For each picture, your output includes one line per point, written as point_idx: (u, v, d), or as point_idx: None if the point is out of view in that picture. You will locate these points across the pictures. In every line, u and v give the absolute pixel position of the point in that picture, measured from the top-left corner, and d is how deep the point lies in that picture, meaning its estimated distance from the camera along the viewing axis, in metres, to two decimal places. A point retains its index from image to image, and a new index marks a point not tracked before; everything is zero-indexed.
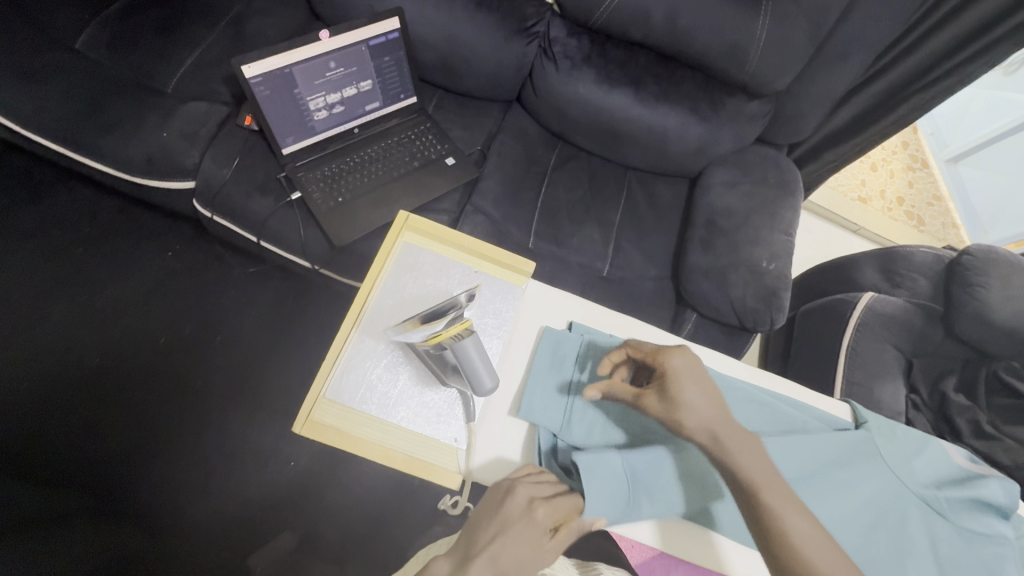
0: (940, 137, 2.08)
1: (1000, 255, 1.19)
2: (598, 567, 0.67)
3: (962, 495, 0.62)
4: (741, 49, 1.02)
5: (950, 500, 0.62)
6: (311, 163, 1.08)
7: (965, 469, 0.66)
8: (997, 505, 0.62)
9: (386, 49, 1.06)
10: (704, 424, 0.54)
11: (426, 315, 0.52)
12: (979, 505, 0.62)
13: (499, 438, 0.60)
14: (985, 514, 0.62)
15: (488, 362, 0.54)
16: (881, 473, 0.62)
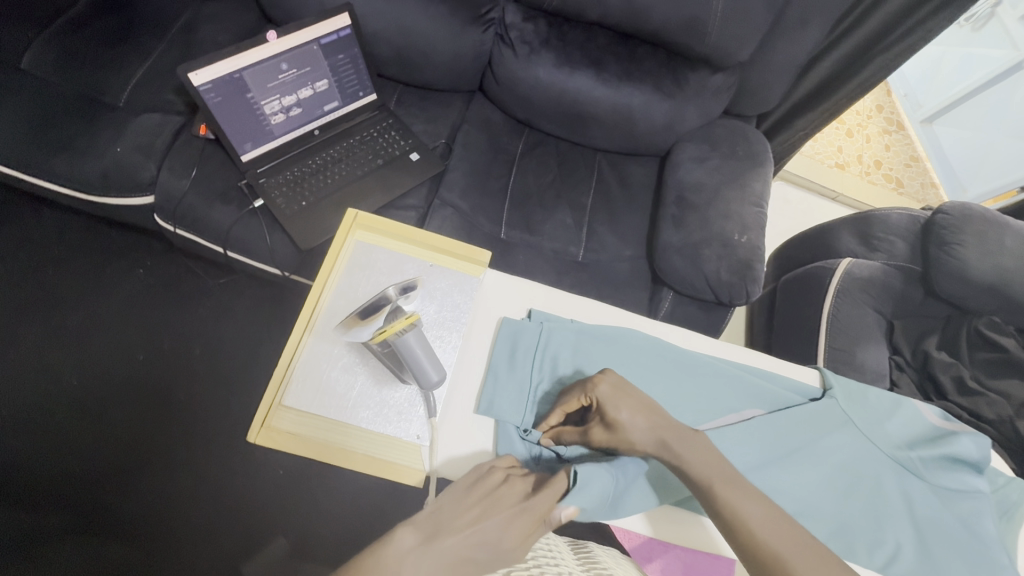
0: (913, 97, 2.09)
1: (973, 212, 1.20)
2: (590, 544, 0.71)
3: (935, 453, 0.63)
4: (698, 22, 1.00)
5: (924, 459, 0.62)
6: (272, 169, 1.06)
7: (939, 426, 0.66)
8: (971, 460, 0.62)
9: (340, 46, 1.04)
10: (653, 433, 0.55)
11: (362, 312, 0.52)
12: (952, 462, 0.63)
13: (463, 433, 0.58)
14: (959, 470, 0.62)
15: (434, 355, 0.53)
16: (853, 439, 0.62)
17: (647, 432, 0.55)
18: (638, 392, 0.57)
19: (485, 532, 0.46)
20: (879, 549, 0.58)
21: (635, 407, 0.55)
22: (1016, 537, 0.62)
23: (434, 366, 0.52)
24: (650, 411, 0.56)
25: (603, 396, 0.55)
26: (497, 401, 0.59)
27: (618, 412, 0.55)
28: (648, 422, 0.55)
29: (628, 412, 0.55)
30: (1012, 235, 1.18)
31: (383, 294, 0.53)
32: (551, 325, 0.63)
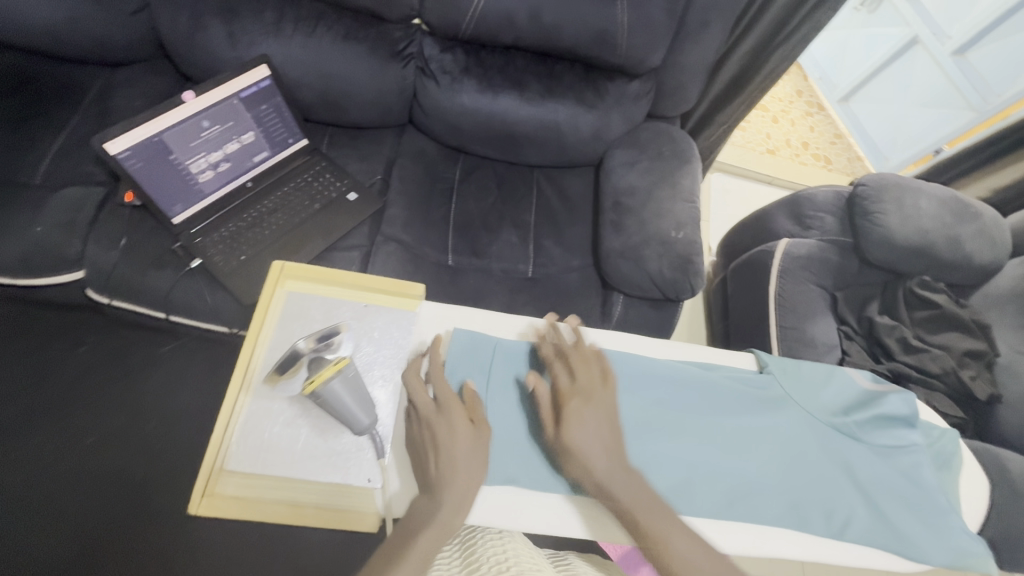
0: (827, 80, 2.21)
1: (890, 181, 1.28)
2: (569, 556, 0.72)
3: (869, 415, 0.67)
4: (607, 36, 1.05)
5: (861, 422, 0.67)
6: (207, 227, 1.04)
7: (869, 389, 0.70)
8: (902, 416, 0.67)
9: (261, 97, 1.04)
10: (586, 468, 0.55)
11: (281, 369, 0.54)
12: (884, 420, 0.67)
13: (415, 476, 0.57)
14: (891, 427, 0.67)
15: (365, 398, 0.53)
16: (792, 412, 0.66)
17: (590, 461, 0.55)
18: (606, 409, 0.57)
19: (459, 467, 0.52)
20: (835, 517, 0.61)
21: (595, 428, 0.56)
22: (956, 483, 0.66)
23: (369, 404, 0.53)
24: (609, 435, 0.56)
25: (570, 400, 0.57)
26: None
27: (569, 418, 0.55)
28: (602, 454, 0.55)
29: (591, 437, 0.55)
30: (926, 197, 1.26)
31: (290, 351, 0.53)
32: (482, 351, 0.64)
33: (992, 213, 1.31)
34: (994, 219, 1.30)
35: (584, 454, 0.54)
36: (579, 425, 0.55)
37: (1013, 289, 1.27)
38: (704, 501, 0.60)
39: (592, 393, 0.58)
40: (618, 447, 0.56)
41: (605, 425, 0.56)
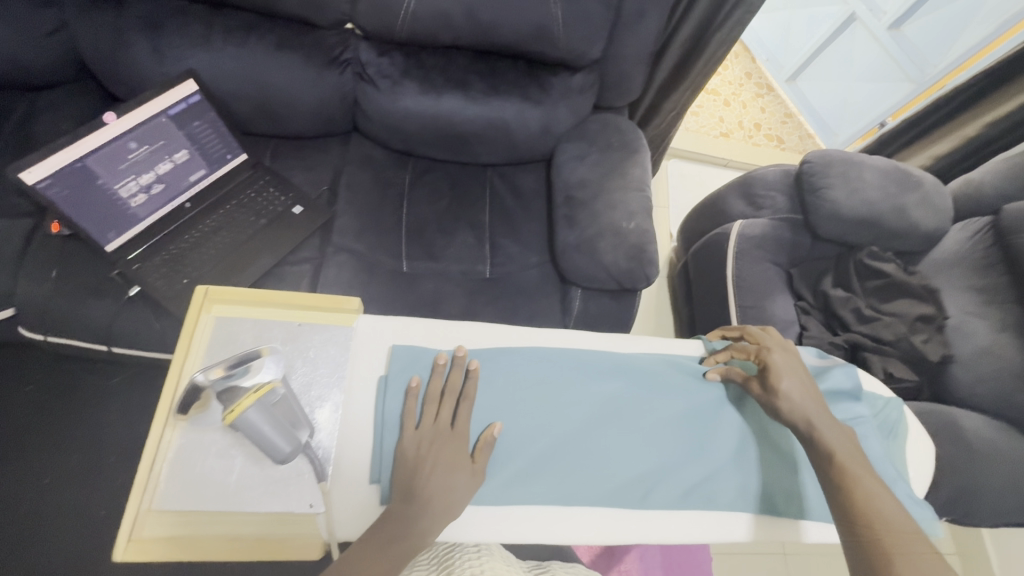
0: (775, 60, 2.25)
1: (833, 157, 1.30)
2: (551, 565, 0.70)
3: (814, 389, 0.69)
4: (544, 29, 1.04)
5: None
6: (145, 252, 1.00)
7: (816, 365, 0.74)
8: (846, 390, 0.70)
9: (192, 113, 1.00)
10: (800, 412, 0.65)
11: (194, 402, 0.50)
12: (830, 393, 0.70)
13: (356, 497, 0.56)
14: (839, 400, 0.69)
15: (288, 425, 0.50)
16: None
17: (802, 409, 0.65)
18: (803, 366, 0.70)
19: (458, 494, 0.55)
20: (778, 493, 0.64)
21: (800, 383, 0.67)
22: (901, 450, 0.69)
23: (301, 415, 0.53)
24: (811, 387, 0.67)
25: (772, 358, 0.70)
26: (381, 468, 0.56)
27: (776, 379, 0.67)
28: (807, 399, 0.66)
29: (793, 380, 0.67)
30: (869, 170, 1.29)
31: (191, 385, 0.47)
32: (412, 364, 0.61)
33: (933, 180, 1.35)
34: (935, 186, 1.35)
35: (793, 408, 0.65)
36: (787, 377, 0.67)
37: (957, 253, 1.32)
38: (658, 491, 0.64)
39: (793, 357, 0.70)
40: (820, 404, 0.66)
41: (800, 377, 0.68)
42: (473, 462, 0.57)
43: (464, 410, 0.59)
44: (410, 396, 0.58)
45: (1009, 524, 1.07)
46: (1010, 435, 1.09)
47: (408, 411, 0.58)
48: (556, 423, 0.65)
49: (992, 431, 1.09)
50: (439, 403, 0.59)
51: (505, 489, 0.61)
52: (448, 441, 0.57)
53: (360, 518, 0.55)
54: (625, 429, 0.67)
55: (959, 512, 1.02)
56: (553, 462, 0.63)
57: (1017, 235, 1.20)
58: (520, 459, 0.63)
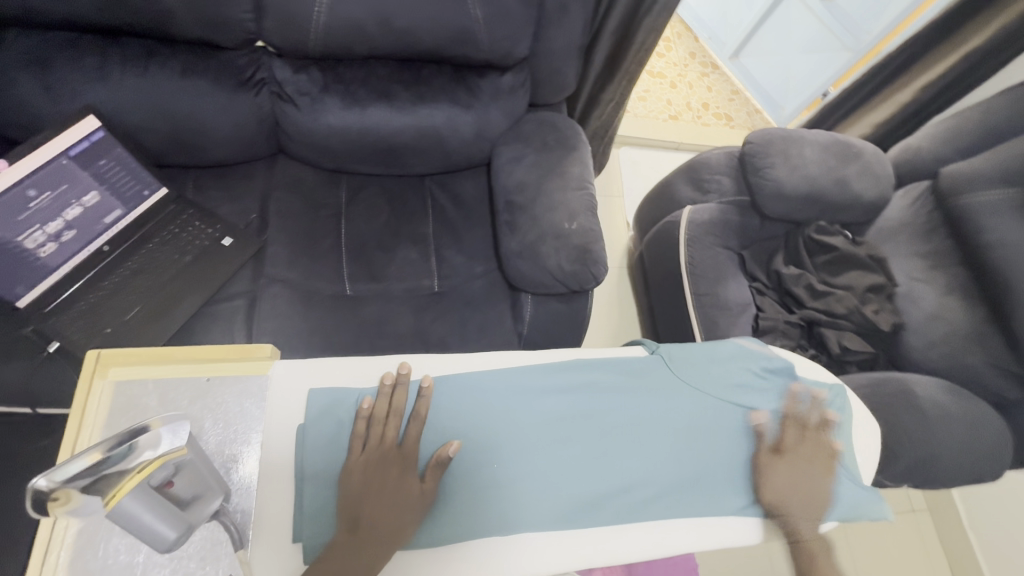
0: (717, 38, 2.23)
1: (773, 135, 1.30)
2: None
3: (752, 381, 0.71)
4: (464, 32, 1.00)
5: (749, 391, 0.70)
6: (65, 301, 0.93)
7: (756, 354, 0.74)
8: (781, 378, 0.71)
9: (96, 152, 0.94)
10: (776, 503, 0.63)
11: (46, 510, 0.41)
12: (768, 383, 0.71)
13: (272, 563, 0.52)
14: (776, 389, 0.71)
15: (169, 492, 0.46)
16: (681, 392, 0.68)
17: (774, 501, 0.63)
18: (824, 459, 0.65)
19: (409, 516, 0.54)
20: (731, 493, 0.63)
21: (796, 476, 0.64)
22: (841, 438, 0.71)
23: (211, 478, 0.49)
24: (805, 483, 0.64)
25: (790, 445, 0.66)
26: (303, 523, 0.53)
27: (776, 466, 0.65)
28: (791, 497, 0.63)
29: (779, 480, 0.64)
30: (808, 145, 1.30)
31: (29, 496, 0.39)
32: (335, 405, 0.58)
33: (872, 149, 1.36)
34: (874, 155, 1.36)
35: (772, 497, 0.63)
36: (777, 467, 0.65)
37: (901, 219, 1.33)
38: (611, 506, 0.60)
39: (818, 445, 0.66)
40: (807, 504, 0.63)
41: (795, 478, 0.64)
42: (422, 483, 0.55)
43: (414, 429, 0.57)
44: (359, 419, 0.56)
45: (968, 484, 1.09)
46: (960, 396, 1.11)
47: (355, 434, 0.56)
48: (495, 448, 0.60)
49: (945, 394, 1.11)
50: (385, 425, 0.56)
51: (442, 530, 0.56)
52: (395, 462, 0.55)
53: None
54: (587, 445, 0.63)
55: (918, 479, 1.04)
56: (497, 491, 0.59)
57: (955, 197, 1.21)
58: (460, 498, 0.58)
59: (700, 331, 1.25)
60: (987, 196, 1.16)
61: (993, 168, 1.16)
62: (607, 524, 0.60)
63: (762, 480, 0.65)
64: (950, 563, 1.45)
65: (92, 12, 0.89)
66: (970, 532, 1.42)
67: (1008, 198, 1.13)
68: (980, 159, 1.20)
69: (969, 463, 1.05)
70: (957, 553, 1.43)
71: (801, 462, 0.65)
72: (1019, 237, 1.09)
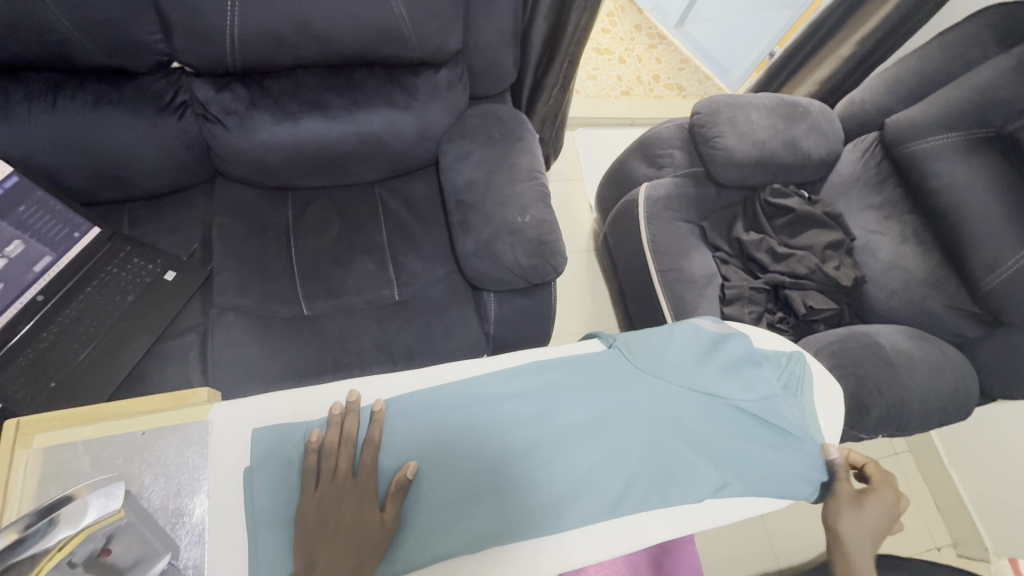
0: (661, 9, 2.19)
1: (720, 103, 1.29)
2: None
3: (715, 364, 0.70)
4: (389, 31, 0.96)
5: (711, 374, 0.69)
6: (3, 359, 0.85)
7: (713, 334, 0.73)
8: (744, 357, 0.71)
9: (14, 199, 0.89)
10: (852, 541, 0.65)
11: None
12: (730, 363, 0.70)
13: None
14: (740, 368, 0.70)
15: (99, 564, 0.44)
16: (640, 383, 0.67)
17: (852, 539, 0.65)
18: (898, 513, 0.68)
19: (370, 547, 0.53)
20: (701, 478, 0.63)
21: (876, 525, 0.66)
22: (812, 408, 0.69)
23: (158, 539, 0.47)
24: (879, 532, 0.66)
25: (885, 492, 0.68)
26: (260, 570, 0.51)
27: (869, 501, 0.67)
28: (869, 539, 0.65)
29: (866, 520, 0.66)
30: (755, 109, 1.29)
31: None
32: (284, 441, 0.56)
33: (819, 106, 1.37)
34: (821, 111, 1.36)
35: (852, 531, 0.65)
36: (864, 507, 0.66)
37: (853, 174, 1.35)
38: (576, 509, 0.59)
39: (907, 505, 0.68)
40: (874, 548, 0.65)
41: (878, 525, 0.66)
42: (381, 514, 0.54)
43: (367, 456, 0.57)
44: (309, 454, 0.55)
45: (941, 426, 1.11)
46: (924, 341, 1.14)
47: (307, 470, 0.54)
48: (457, 465, 0.59)
49: (909, 341, 1.13)
50: (337, 455, 0.55)
51: (407, 554, 0.55)
52: (350, 494, 0.54)
53: None
54: (552, 449, 0.62)
55: (891, 428, 1.06)
56: (465, 504, 0.57)
57: (902, 146, 1.23)
58: (424, 519, 0.56)
59: (669, 308, 1.25)
60: (933, 141, 1.17)
61: (935, 114, 1.17)
62: (577, 525, 0.59)
63: (847, 507, 0.66)
64: (934, 498, 1.49)
65: None
66: (949, 466, 1.46)
67: (951, 142, 1.14)
68: (922, 106, 1.21)
69: (939, 406, 1.07)
70: (940, 487, 1.48)
71: (886, 513, 0.67)
72: (966, 178, 1.11)
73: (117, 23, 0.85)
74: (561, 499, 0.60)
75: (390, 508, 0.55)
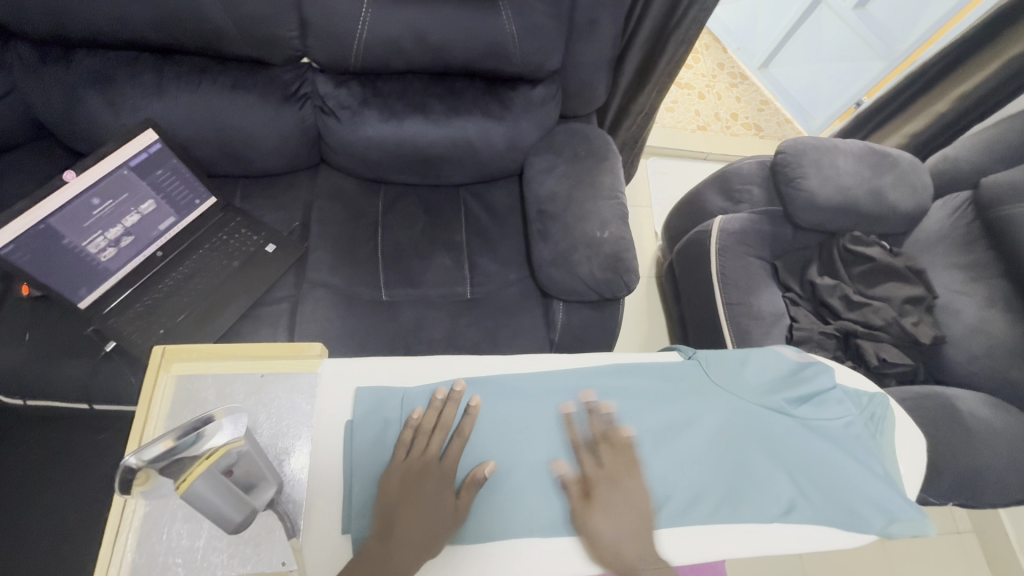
0: (746, 49, 2.22)
1: (806, 144, 1.29)
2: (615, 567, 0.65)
3: (796, 391, 0.70)
4: (497, 46, 1.03)
5: (791, 401, 0.69)
6: (122, 303, 0.99)
7: (796, 362, 0.73)
8: (826, 389, 0.70)
9: (155, 163, 0.99)
10: None
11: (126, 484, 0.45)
12: (812, 392, 0.70)
13: (324, 553, 0.56)
14: (820, 399, 0.70)
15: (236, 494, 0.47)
16: (718, 397, 0.68)
17: None
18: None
19: (439, 528, 0.55)
20: (776, 505, 0.62)
21: None
22: (890, 447, 0.69)
23: (266, 468, 0.51)
24: None
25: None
26: (353, 515, 0.56)
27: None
28: None
29: None
30: (842, 154, 1.29)
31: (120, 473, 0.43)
32: (383, 402, 0.62)
33: (910, 158, 1.34)
34: (911, 164, 1.34)
35: None
36: None
37: (940, 231, 1.31)
38: (644, 512, 0.61)
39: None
40: None
41: None
42: (456, 499, 0.57)
43: (455, 443, 0.60)
44: (407, 428, 0.60)
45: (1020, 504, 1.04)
46: (1007, 412, 1.08)
47: (401, 440, 0.59)
48: (531, 450, 0.64)
49: (989, 409, 1.07)
50: (430, 437, 0.59)
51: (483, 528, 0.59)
52: (435, 472, 0.58)
53: (330, 556, 0.55)
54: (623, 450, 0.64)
55: (963, 496, 1.00)
56: (535, 491, 0.62)
57: (998, 207, 1.18)
58: (501, 495, 0.61)
59: (732, 340, 1.24)
60: None
61: None
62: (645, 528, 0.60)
63: None
64: None
65: (154, 34, 0.96)
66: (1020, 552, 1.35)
67: None
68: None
69: (1018, 483, 1.01)
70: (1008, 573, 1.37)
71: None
72: None
73: (264, 21, 0.96)
74: (634, 502, 0.61)
75: (463, 498, 0.58)
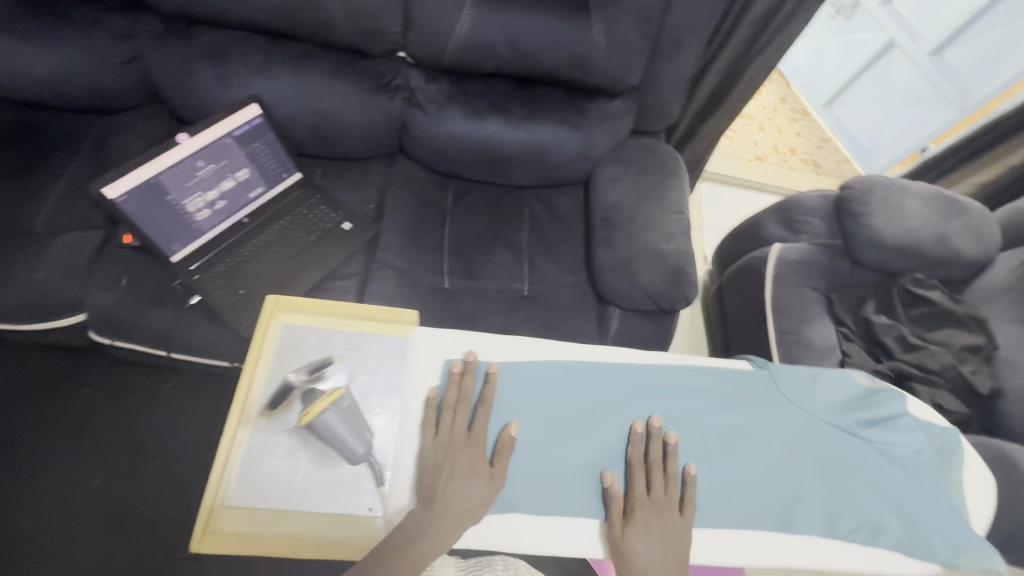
0: (811, 86, 2.23)
1: (873, 182, 1.29)
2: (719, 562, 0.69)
3: (866, 415, 0.71)
4: (584, 58, 1.07)
5: (859, 425, 0.70)
6: (207, 262, 1.06)
7: (866, 387, 0.74)
8: (896, 417, 0.71)
9: (254, 135, 1.06)
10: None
11: (275, 402, 0.61)
12: (881, 418, 0.71)
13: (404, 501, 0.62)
14: (888, 425, 0.71)
15: (359, 429, 0.58)
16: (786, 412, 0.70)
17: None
18: None
19: (477, 500, 0.60)
20: (839, 523, 0.65)
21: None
22: (958, 480, 0.69)
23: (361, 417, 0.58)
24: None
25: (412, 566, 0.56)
26: (432, 473, 0.61)
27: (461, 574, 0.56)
28: None
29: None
30: (909, 195, 1.29)
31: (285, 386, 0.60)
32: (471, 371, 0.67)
33: (979, 207, 1.33)
34: (980, 213, 1.32)
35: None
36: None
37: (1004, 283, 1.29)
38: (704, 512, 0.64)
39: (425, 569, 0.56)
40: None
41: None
42: (489, 468, 0.62)
43: (480, 414, 0.65)
44: (429, 407, 0.64)
45: None
46: None
47: (428, 419, 0.64)
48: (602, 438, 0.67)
49: None
50: (454, 411, 0.64)
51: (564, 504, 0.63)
52: (463, 447, 0.62)
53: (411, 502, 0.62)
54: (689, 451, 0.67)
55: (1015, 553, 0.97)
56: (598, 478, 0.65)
57: None
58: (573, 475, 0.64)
59: None
60: None
61: None
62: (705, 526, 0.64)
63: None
64: None
65: (271, 17, 1.03)
66: None
67: None
68: None
69: None
70: None
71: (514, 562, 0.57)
72: None
73: (370, 14, 1.03)
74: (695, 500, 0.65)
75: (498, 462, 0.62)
